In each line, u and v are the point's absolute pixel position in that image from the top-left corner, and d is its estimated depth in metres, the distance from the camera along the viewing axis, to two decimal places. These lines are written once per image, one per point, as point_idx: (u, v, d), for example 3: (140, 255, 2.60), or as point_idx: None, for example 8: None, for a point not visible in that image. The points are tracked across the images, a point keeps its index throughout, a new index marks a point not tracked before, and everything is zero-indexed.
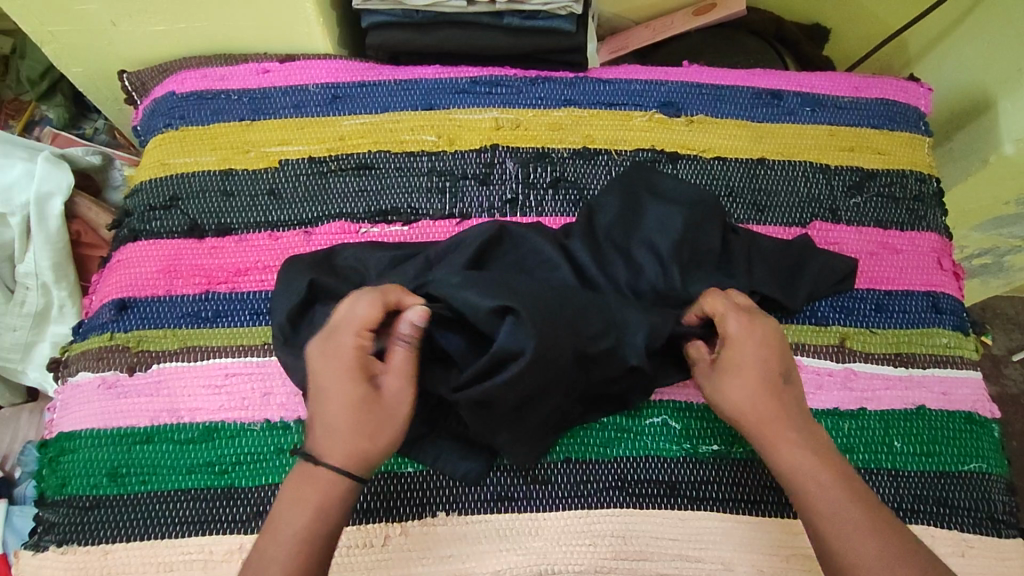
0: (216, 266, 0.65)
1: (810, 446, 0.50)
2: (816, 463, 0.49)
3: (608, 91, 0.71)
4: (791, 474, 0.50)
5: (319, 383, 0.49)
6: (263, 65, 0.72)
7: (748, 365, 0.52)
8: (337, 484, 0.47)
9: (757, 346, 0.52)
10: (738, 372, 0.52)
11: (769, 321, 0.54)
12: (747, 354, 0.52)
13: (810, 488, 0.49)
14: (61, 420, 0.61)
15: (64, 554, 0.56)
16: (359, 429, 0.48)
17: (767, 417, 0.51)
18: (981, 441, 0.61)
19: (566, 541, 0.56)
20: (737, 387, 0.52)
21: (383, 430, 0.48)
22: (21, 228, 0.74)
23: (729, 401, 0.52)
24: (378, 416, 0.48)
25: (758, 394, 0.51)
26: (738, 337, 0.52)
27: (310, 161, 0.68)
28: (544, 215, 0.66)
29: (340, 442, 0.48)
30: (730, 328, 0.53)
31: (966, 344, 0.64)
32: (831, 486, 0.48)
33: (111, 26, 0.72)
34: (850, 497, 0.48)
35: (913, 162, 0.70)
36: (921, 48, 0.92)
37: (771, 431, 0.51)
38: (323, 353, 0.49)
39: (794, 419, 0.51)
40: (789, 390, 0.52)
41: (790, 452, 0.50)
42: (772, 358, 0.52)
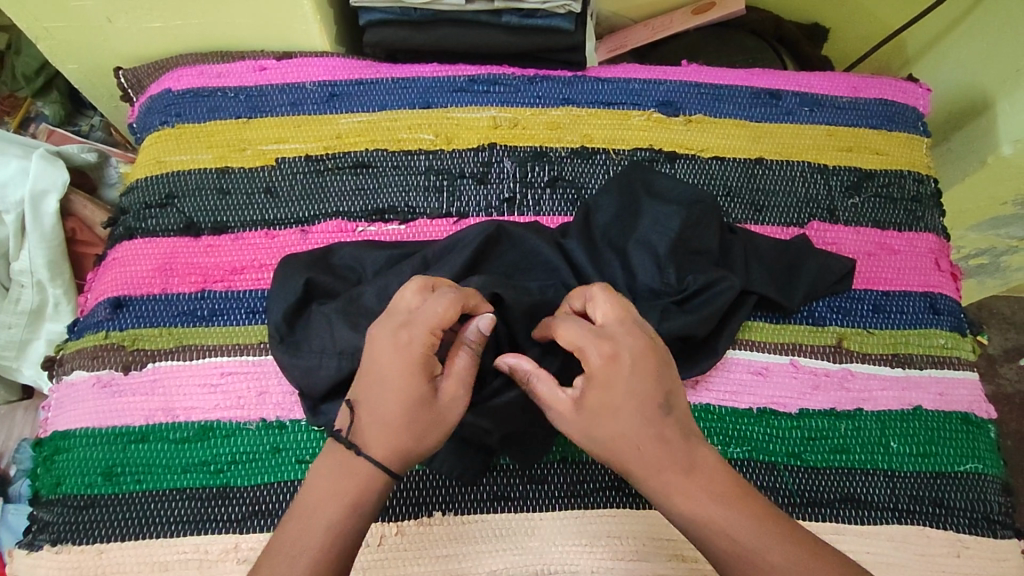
0: (212, 265, 0.64)
1: (705, 483, 0.44)
2: (717, 504, 0.43)
3: (606, 90, 0.71)
4: (694, 523, 0.43)
5: (376, 371, 0.45)
6: (260, 62, 0.72)
7: (618, 404, 0.43)
8: (372, 481, 0.45)
9: (625, 377, 0.44)
10: (612, 415, 0.44)
11: (630, 341, 0.45)
12: (617, 392, 0.44)
13: (714, 535, 0.43)
14: (55, 419, 0.61)
15: (58, 554, 0.56)
16: (408, 428, 0.45)
17: (654, 462, 0.43)
18: (978, 441, 0.61)
19: (562, 541, 0.56)
20: (613, 432, 0.44)
21: (431, 433, 0.45)
22: (16, 225, 0.74)
23: (605, 445, 0.44)
24: (430, 417, 0.45)
25: (637, 436, 0.43)
26: (601, 372, 0.44)
27: (306, 159, 0.68)
28: (542, 215, 0.66)
29: (384, 437, 0.45)
30: (590, 363, 0.44)
31: (962, 345, 0.64)
32: (738, 527, 0.43)
33: (107, 23, 0.71)
34: (761, 534, 0.42)
35: (912, 163, 0.70)
36: (919, 49, 0.92)
37: (662, 479, 0.43)
38: (387, 341, 0.45)
39: (681, 456, 0.44)
40: (671, 419, 0.44)
41: (685, 497, 0.43)
42: (646, 387, 0.44)
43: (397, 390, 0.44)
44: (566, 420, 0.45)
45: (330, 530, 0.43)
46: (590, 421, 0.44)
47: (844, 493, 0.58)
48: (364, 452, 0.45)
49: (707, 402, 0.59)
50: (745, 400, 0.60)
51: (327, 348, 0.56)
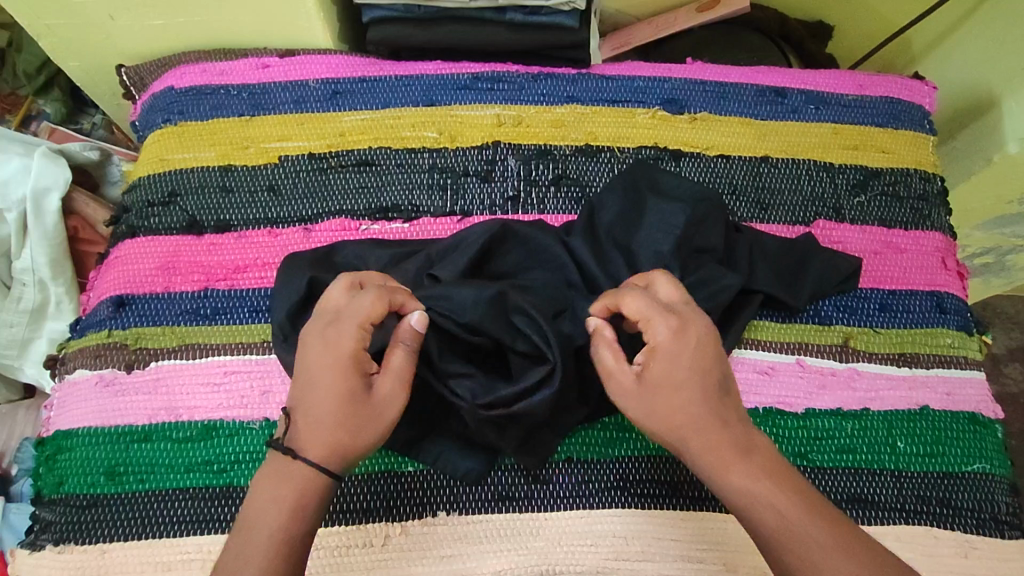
0: (215, 263, 0.64)
1: (757, 463, 0.45)
2: (772, 486, 0.44)
3: (610, 88, 0.71)
4: (747, 502, 0.44)
5: (309, 371, 0.46)
6: (263, 60, 0.72)
7: (679, 377, 0.46)
8: (314, 481, 0.45)
9: (687, 352, 0.46)
10: (672, 388, 0.46)
11: (697, 320, 0.48)
12: (679, 366, 0.46)
13: (768, 514, 0.43)
14: (57, 418, 0.61)
15: (61, 553, 0.56)
16: (343, 426, 0.45)
17: (711, 436, 0.45)
18: (985, 441, 0.60)
19: (568, 541, 0.55)
20: (673, 406, 0.46)
21: (368, 428, 0.46)
22: (18, 224, 0.73)
23: (664, 419, 0.46)
24: (365, 413, 0.46)
25: (698, 410, 0.45)
26: (669, 346, 0.46)
27: (310, 157, 0.68)
28: (546, 213, 0.66)
29: (320, 436, 0.45)
30: (657, 337, 0.47)
31: (969, 344, 0.64)
32: (790, 509, 0.43)
33: (108, 20, 0.71)
34: (811, 518, 0.42)
35: (918, 161, 0.70)
36: (925, 46, 0.92)
37: (718, 455, 0.45)
38: (316, 341, 0.47)
39: (735, 436, 0.45)
40: (728, 400, 0.47)
41: (741, 475, 0.44)
42: (708, 363, 0.47)
43: (328, 387, 0.46)
44: (626, 392, 0.47)
45: (296, 531, 0.43)
46: (651, 395, 0.46)
47: (851, 493, 0.57)
48: (298, 454, 0.45)
49: None
50: (751, 400, 0.59)
51: None
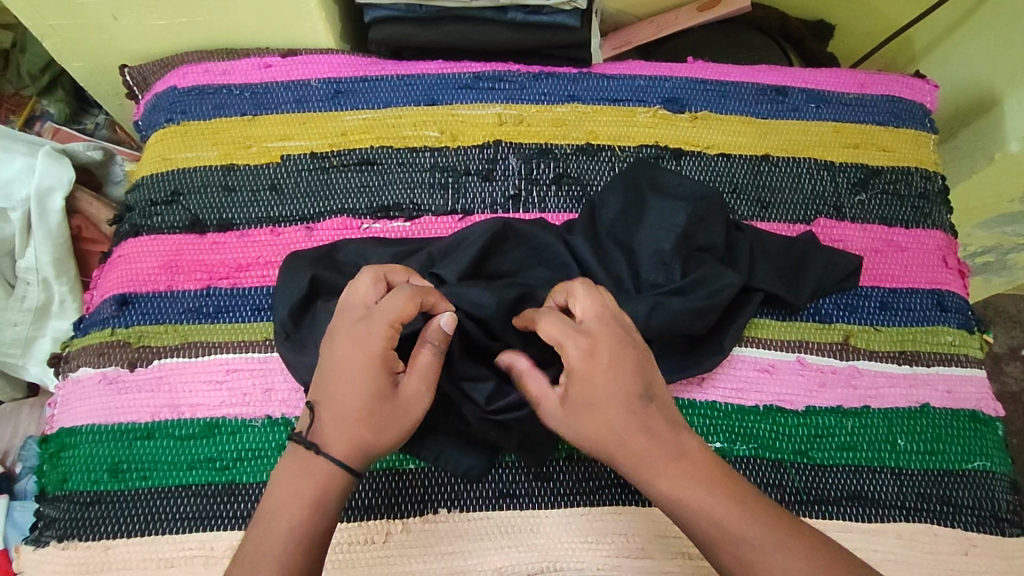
0: (217, 262, 0.64)
1: (686, 470, 0.45)
2: (704, 489, 0.44)
3: (611, 87, 0.71)
4: (680, 508, 0.44)
5: (335, 368, 0.46)
6: (265, 59, 0.72)
7: (600, 398, 0.45)
8: (335, 478, 0.45)
9: (602, 370, 0.45)
10: (595, 410, 0.45)
11: (610, 336, 0.46)
12: (599, 386, 0.45)
13: (699, 520, 0.44)
14: (61, 416, 0.61)
15: (65, 550, 0.56)
16: (366, 425, 0.45)
17: (638, 450, 0.45)
18: (986, 439, 0.60)
19: (569, 538, 0.55)
20: (600, 426, 0.45)
21: (390, 428, 0.46)
22: (22, 223, 0.74)
23: (595, 439, 0.46)
24: (390, 412, 0.46)
25: (622, 426, 0.45)
26: (582, 369, 0.45)
27: (312, 156, 0.68)
28: (547, 212, 0.66)
29: (343, 433, 0.45)
30: (570, 360, 0.45)
31: (970, 342, 0.64)
32: (722, 510, 0.44)
33: (111, 21, 0.71)
34: (744, 516, 0.43)
35: (919, 160, 0.70)
36: (926, 45, 0.92)
37: (649, 466, 0.45)
38: (344, 336, 0.47)
39: (664, 443, 0.45)
40: (653, 408, 0.46)
41: (672, 484, 0.44)
42: (625, 378, 0.45)
43: (354, 385, 0.46)
44: (554, 416, 0.47)
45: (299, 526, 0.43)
46: (576, 418, 0.46)
47: (851, 491, 0.57)
48: (321, 450, 0.45)
49: (713, 399, 0.59)
50: (751, 398, 0.59)
51: None
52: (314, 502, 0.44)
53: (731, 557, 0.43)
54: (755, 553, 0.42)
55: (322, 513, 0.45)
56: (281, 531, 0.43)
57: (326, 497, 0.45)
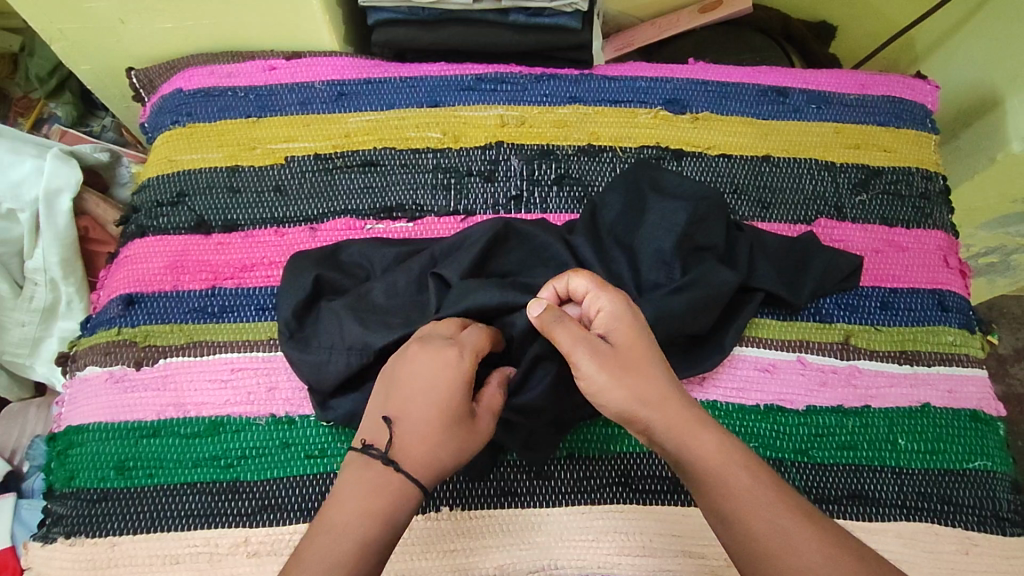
0: (222, 262, 0.65)
1: (719, 431, 0.45)
2: (741, 454, 0.44)
3: (613, 88, 0.71)
4: (716, 465, 0.43)
5: (418, 387, 0.46)
6: (269, 62, 0.73)
7: (641, 346, 0.47)
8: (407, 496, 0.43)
9: (640, 323, 0.49)
10: (637, 352, 0.47)
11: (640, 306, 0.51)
12: (642, 337, 0.48)
13: (738, 476, 0.43)
14: (68, 414, 0.62)
15: (72, 546, 0.57)
16: (445, 442, 0.45)
17: (678, 403, 0.45)
18: (987, 439, 0.60)
19: (569, 536, 0.56)
20: (643, 372, 0.46)
21: (465, 450, 0.46)
22: (31, 224, 0.75)
23: (633, 387, 0.45)
24: (467, 434, 0.46)
25: (663, 379, 0.46)
26: (624, 317, 0.48)
27: (316, 158, 0.69)
28: (549, 212, 0.67)
29: (424, 449, 0.44)
30: (612, 308, 0.49)
31: (971, 342, 0.64)
32: (759, 477, 0.43)
33: (119, 24, 0.72)
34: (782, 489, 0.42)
35: (920, 160, 0.70)
36: (928, 45, 0.92)
37: (687, 421, 0.45)
38: (431, 358, 0.47)
39: (698, 407, 0.46)
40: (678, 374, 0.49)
41: (710, 441, 0.44)
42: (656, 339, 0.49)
43: (439, 403, 0.46)
44: (593, 360, 0.46)
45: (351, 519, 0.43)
46: (616, 361, 0.46)
47: (852, 490, 0.57)
48: (399, 466, 0.44)
49: (713, 398, 0.59)
50: (752, 397, 0.60)
51: (337, 344, 0.56)
52: (383, 514, 0.42)
53: (766, 526, 0.40)
54: (794, 525, 0.40)
55: (387, 525, 0.42)
56: (345, 544, 0.41)
57: (396, 515, 0.43)
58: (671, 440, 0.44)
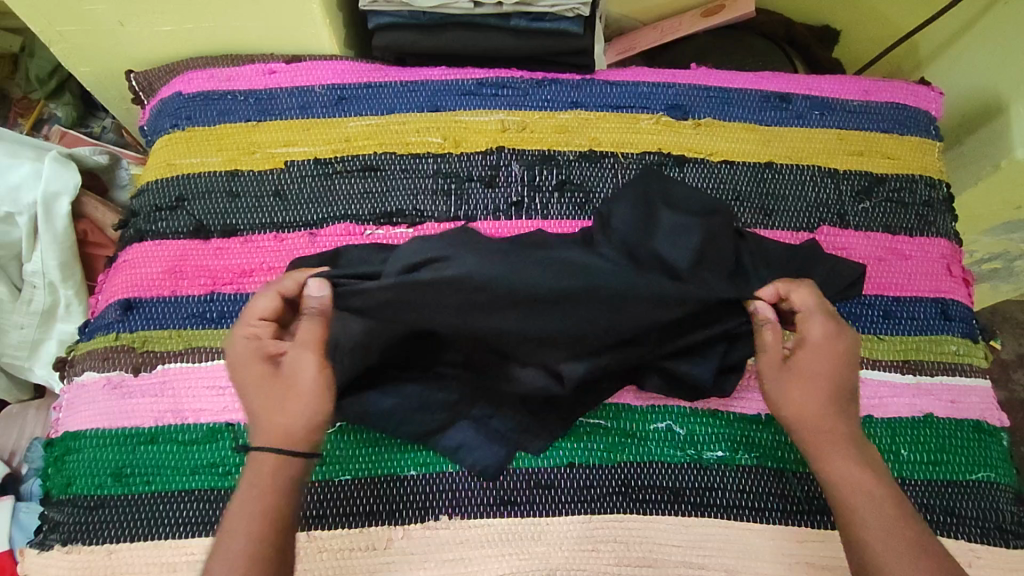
0: (221, 267, 0.65)
1: (864, 459, 0.51)
2: (872, 479, 0.50)
3: (615, 93, 0.71)
4: (845, 482, 0.50)
5: (242, 380, 0.53)
6: (269, 66, 0.72)
7: (822, 372, 0.53)
8: (282, 465, 0.50)
9: (832, 352, 0.54)
10: (806, 379, 0.53)
11: (848, 333, 0.55)
12: (827, 363, 0.54)
13: (860, 496, 0.49)
14: (66, 420, 0.62)
15: (69, 553, 0.57)
16: (272, 409, 0.51)
17: (834, 427, 0.52)
18: (990, 450, 0.60)
19: (569, 546, 0.55)
20: (812, 395, 0.53)
21: (293, 401, 0.51)
22: (29, 227, 0.75)
23: (798, 402, 0.53)
24: (282, 387, 0.52)
25: (824, 404, 0.52)
26: (821, 344, 0.54)
27: (316, 162, 0.68)
28: (550, 219, 0.66)
29: (267, 425, 0.51)
30: (812, 333, 0.54)
31: (974, 352, 0.63)
32: (886, 505, 0.49)
33: (119, 27, 0.72)
34: (901, 518, 0.48)
35: (923, 167, 0.69)
36: (932, 50, 0.91)
37: (833, 444, 0.51)
38: (245, 349, 0.53)
39: (853, 433, 0.52)
40: (852, 403, 0.54)
41: (851, 464, 0.51)
42: (846, 371, 0.54)
43: (254, 384, 0.52)
44: (773, 370, 0.54)
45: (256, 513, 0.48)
46: (793, 378, 0.53)
47: None
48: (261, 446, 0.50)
49: (715, 407, 0.60)
50: (753, 406, 0.59)
51: None
52: (266, 487, 0.49)
53: (877, 540, 0.47)
54: (901, 545, 0.47)
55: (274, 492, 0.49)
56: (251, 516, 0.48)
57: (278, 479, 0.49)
58: (811, 455, 0.52)
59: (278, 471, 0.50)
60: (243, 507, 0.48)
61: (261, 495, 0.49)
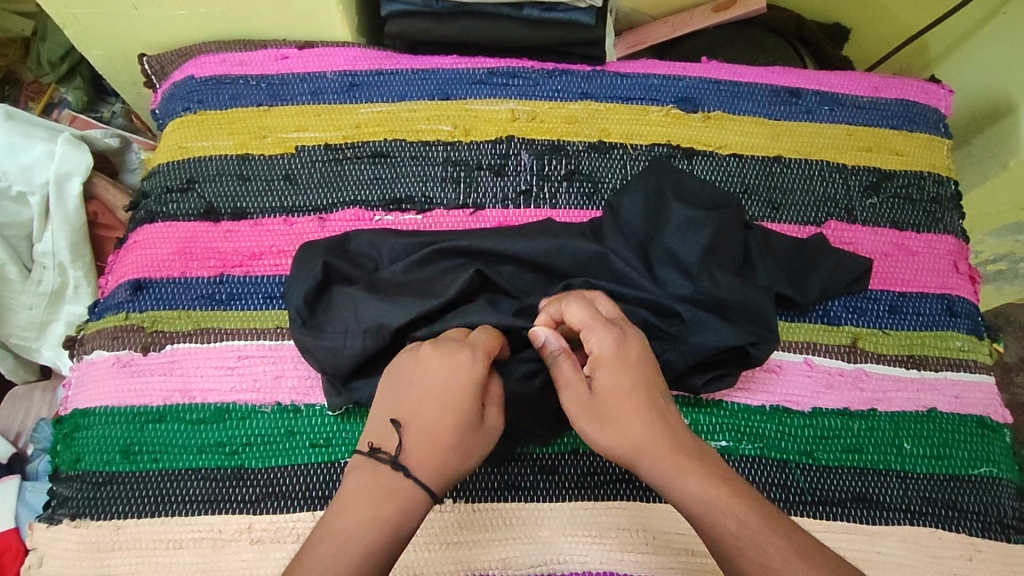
0: (231, 250, 0.65)
1: (709, 472, 0.44)
2: (727, 491, 0.43)
3: (625, 85, 0.71)
4: (703, 509, 0.43)
5: (431, 392, 0.47)
6: (281, 51, 0.73)
7: (625, 389, 0.47)
8: (414, 503, 0.44)
9: (625, 358, 0.48)
10: (618, 399, 0.47)
11: (638, 339, 0.50)
12: (624, 376, 0.48)
13: (725, 519, 0.42)
14: (75, 397, 0.62)
15: (77, 528, 0.57)
16: (458, 443, 0.46)
17: (663, 447, 0.45)
18: (993, 445, 0.60)
19: (572, 532, 0.56)
20: (629, 419, 0.46)
21: (476, 452, 0.46)
22: (41, 207, 0.75)
23: (617, 436, 0.46)
24: (476, 435, 0.47)
25: (646, 422, 0.46)
26: (613, 356, 0.48)
27: (326, 148, 0.69)
28: (558, 208, 0.66)
29: (437, 454, 0.45)
30: (601, 347, 0.48)
31: (979, 348, 0.63)
32: (751, 518, 0.42)
33: (132, 9, 0.72)
34: (774, 527, 0.42)
35: (932, 165, 0.69)
36: (942, 50, 0.91)
37: (672, 466, 0.44)
38: (444, 370, 0.47)
39: (685, 444, 0.46)
40: (671, 411, 0.48)
41: (697, 483, 0.43)
42: (651, 377, 0.48)
43: (451, 404, 0.46)
44: (579, 404, 0.48)
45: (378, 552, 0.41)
46: (602, 405, 0.47)
47: (856, 492, 0.57)
48: (409, 470, 0.44)
49: (719, 398, 0.60)
50: (758, 398, 0.60)
51: (351, 328, 0.56)
52: (395, 523, 0.42)
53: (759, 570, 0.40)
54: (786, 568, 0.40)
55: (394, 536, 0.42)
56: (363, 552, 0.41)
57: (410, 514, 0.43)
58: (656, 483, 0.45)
59: (409, 506, 0.43)
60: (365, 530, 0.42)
61: (372, 519, 0.42)
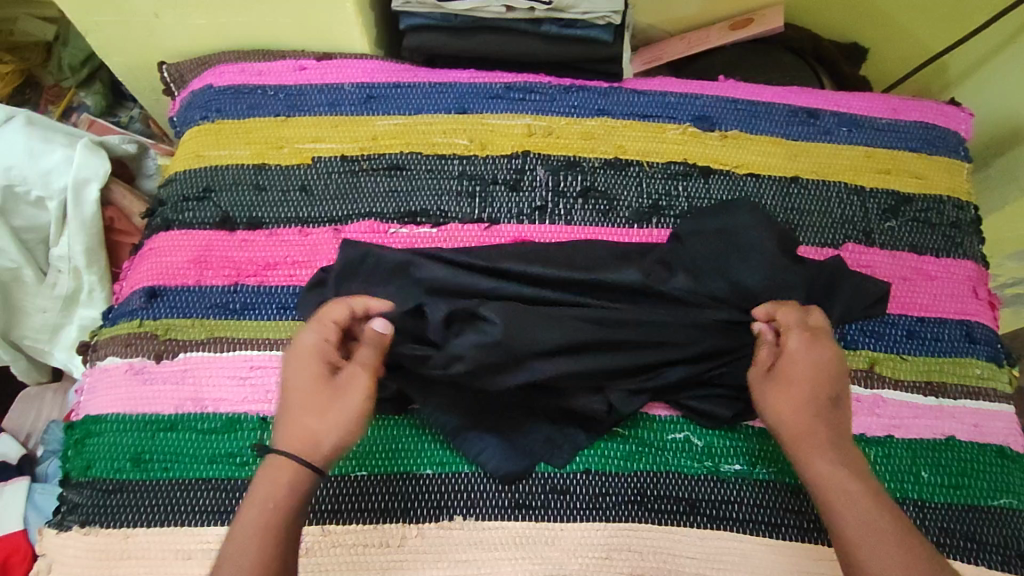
0: (245, 260, 0.65)
1: (843, 461, 0.50)
2: (851, 479, 0.49)
3: (642, 102, 0.71)
4: (827, 484, 0.49)
5: (284, 379, 0.53)
6: (300, 62, 0.73)
7: (803, 380, 0.53)
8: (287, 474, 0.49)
9: (817, 361, 0.53)
10: (789, 383, 0.53)
11: (830, 348, 0.54)
12: (804, 369, 0.53)
13: (840, 496, 0.49)
14: (87, 404, 0.62)
15: (86, 535, 0.57)
16: (310, 412, 0.51)
17: (813, 429, 0.51)
18: (1013, 476, 0.59)
19: (583, 553, 0.55)
20: (790, 399, 0.52)
21: (332, 412, 0.51)
22: (58, 212, 0.76)
23: (779, 409, 0.52)
24: (331, 395, 0.51)
25: (803, 407, 0.52)
26: (800, 351, 0.54)
27: (343, 160, 0.69)
28: (573, 225, 0.66)
29: (301, 427, 0.50)
30: (790, 343, 0.54)
31: (998, 376, 0.63)
32: (859, 498, 0.48)
33: (154, 18, 0.73)
34: (873, 511, 0.48)
35: (952, 188, 0.69)
36: (961, 71, 0.91)
37: (815, 448, 0.51)
38: (287, 356, 0.53)
39: (830, 435, 0.51)
40: (835, 408, 0.53)
41: (827, 463, 0.50)
42: (824, 375, 0.53)
43: (300, 381, 0.52)
44: (755, 380, 0.55)
45: (264, 523, 0.47)
46: (776, 386, 0.53)
47: None
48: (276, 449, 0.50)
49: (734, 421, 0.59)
50: None
51: None
52: (268, 496, 0.48)
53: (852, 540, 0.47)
54: (873, 542, 0.47)
55: (275, 506, 0.48)
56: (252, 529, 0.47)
57: (279, 490, 0.48)
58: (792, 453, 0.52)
59: (277, 478, 0.49)
60: (244, 519, 0.47)
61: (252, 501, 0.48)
